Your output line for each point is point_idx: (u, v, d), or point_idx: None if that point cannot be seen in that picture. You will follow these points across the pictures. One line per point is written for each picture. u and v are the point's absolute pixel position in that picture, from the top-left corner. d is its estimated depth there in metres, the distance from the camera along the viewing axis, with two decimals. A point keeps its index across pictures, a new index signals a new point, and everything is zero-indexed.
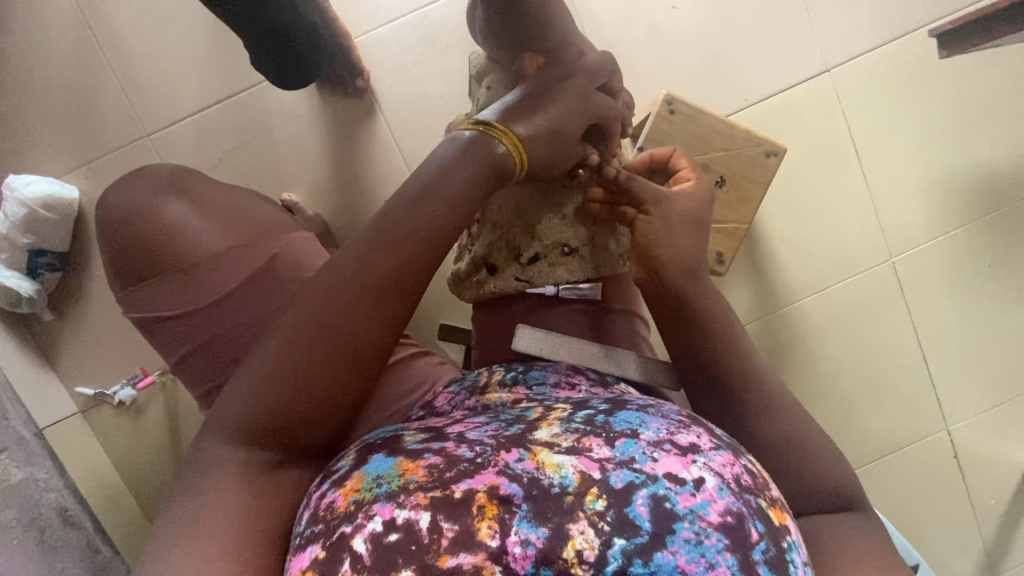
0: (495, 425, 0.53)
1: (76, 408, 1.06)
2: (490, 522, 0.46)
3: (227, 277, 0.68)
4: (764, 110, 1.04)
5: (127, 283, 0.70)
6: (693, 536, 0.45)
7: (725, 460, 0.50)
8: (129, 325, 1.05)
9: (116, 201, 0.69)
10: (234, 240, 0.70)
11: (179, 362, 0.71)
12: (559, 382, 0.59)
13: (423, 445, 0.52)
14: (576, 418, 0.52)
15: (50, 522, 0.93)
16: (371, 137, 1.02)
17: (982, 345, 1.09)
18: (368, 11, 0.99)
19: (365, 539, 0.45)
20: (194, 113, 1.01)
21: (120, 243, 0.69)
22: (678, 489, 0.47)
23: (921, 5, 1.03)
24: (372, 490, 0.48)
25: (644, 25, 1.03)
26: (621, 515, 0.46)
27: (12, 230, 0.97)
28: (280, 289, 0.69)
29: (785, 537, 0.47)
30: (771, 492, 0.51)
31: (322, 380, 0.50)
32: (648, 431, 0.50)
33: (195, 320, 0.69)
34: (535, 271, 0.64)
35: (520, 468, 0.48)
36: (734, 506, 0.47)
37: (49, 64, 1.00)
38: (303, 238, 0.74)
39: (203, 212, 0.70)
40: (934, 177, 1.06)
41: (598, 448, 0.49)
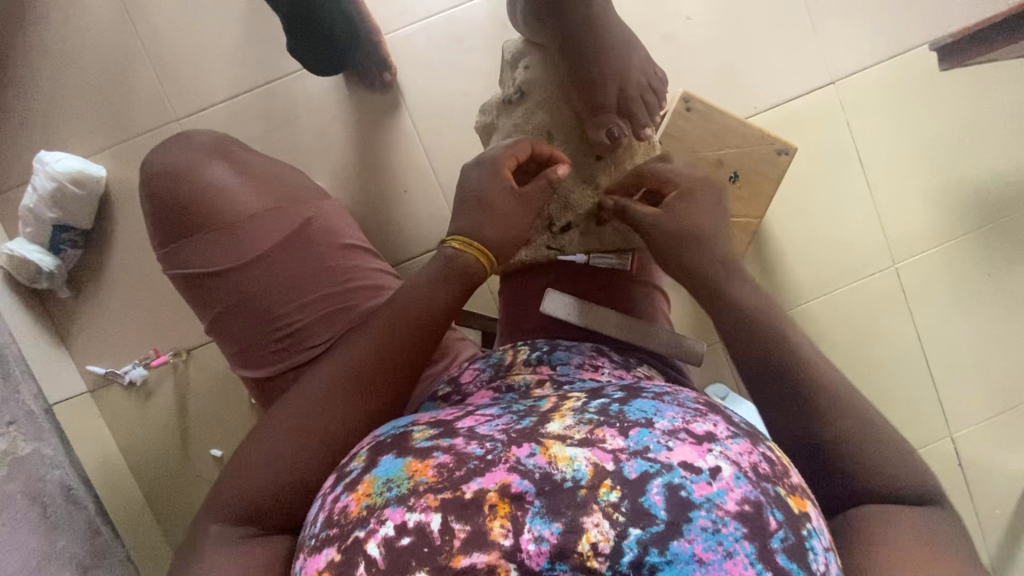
0: (507, 418, 0.48)
1: (86, 387, 1.05)
2: (502, 520, 0.41)
3: (264, 236, 0.75)
4: (772, 118, 1.09)
5: (168, 241, 0.75)
6: (711, 524, 0.40)
7: (741, 448, 0.44)
8: (145, 305, 1.06)
9: (162, 165, 0.76)
10: (271, 203, 0.77)
11: (212, 319, 0.76)
12: (582, 364, 0.57)
13: (432, 442, 0.46)
14: (589, 407, 0.47)
15: (54, 499, 0.91)
16: (394, 130, 1.05)
17: (983, 353, 1.11)
18: (398, 10, 1.04)
19: (379, 543, 0.41)
20: (225, 100, 1.04)
21: (166, 205, 0.75)
22: (693, 478, 0.41)
23: (920, 25, 1.09)
24: (383, 495, 0.44)
25: (661, 34, 1.08)
26: (635, 506, 0.40)
27: (39, 205, 0.99)
28: (315, 249, 0.77)
29: (806, 524, 0.42)
30: (792, 479, 0.45)
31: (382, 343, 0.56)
32: (663, 419, 0.45)
33: (231, 275, 0.74)
34: (567, 240, 0.68)
35: (531, 463, 0.43)
36: (752, 495, 0.41)
37: (87, 48, 1.03)
38: (333, 208, 0.83)
39: (242, 177, 0.77)
40: (934, 188, 1.10)
41: (610, 439, 0.44)
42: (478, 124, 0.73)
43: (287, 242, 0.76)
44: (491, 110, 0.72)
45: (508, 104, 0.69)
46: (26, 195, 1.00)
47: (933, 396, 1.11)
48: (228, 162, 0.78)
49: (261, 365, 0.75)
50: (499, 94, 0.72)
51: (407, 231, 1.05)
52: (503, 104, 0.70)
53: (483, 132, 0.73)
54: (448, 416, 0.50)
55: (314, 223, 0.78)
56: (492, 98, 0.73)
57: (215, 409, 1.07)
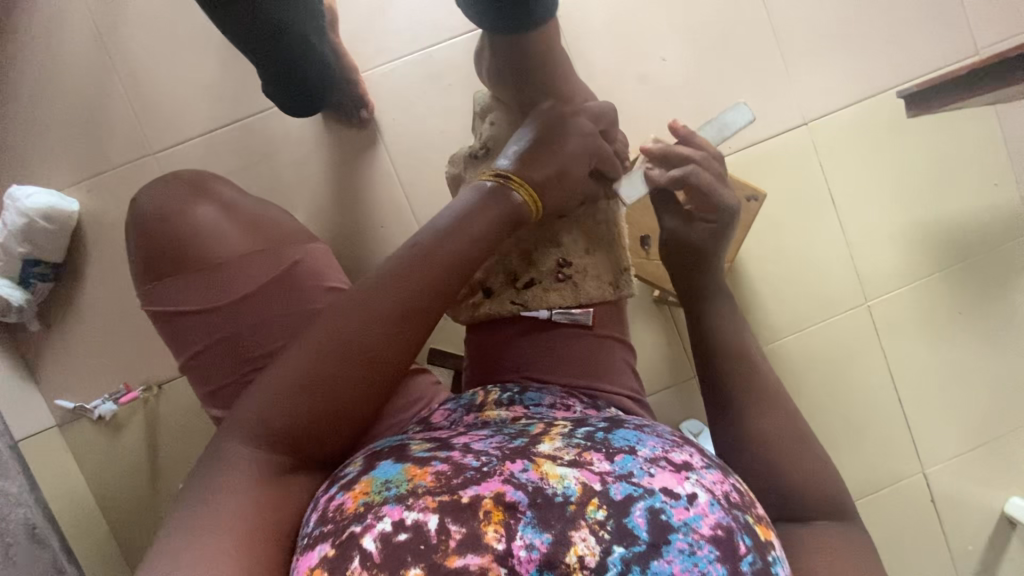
0: (499, 437, 0.54)
1: (55, 422, 1.04)
2: (496, 526, 0.47)
3: (248, 278, 0.71)
4: (746, 157, 1.11)
5: (153, 278, 0.72)
6: (687, 546, 0.47)
7: (715, 477, 0.52)
8: (116, 339, 1.05)
9: (148, 207, 0.73)
10: (260, 246, 0.73)
11: (192, 358, 0.72)
12: (554, 404, 0.60)
13: (431, 453, 0.53)
14: (577, 434, 0.54)
15: (15, 539, 0.89)
16: (371, 166, 1.06)
17: (954, 389, 1.12)
18: (376, 48, 1.05)
19: (375, 538, 0.46)
20: (201, 134, 1.04)
21: (151, 241, 0.72)
22: (672, 503, 0.48)
23: (892, 69, 1.11)
24: (381, 493, 0.49)
25: (636, 75, 1.10)
26: (619, 525, 0.47)
27: (10, 239, 0.98)
28: (301, 294, 0.72)
29: (771, 551, 0.49)
30: (756, 510, 0.53)
31: (343, 388, 0.52)
32: (644, 448, 0.52)
33: (213, 318, 0.71)
34: (530, 295, 0.68)
35: (525, 477, 0.49)
36: (725, 521, 0.49)
37: (63, 81, 1.03)
38: (322, 250, 0.78)
39: (234, 219, 0.74)
40: (905, 227, 1.12)
41: (598, 462, 0.51)
42: (447, 175, 0.76)
43: (272, 286, 0.72)
44: (458, 162, 0.75)
45: (475, 159, 0.72)
46: None
47: (907, 430, 1.12)
48: (217, 201, 0.75)
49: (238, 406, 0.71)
50: (467, 147, 0.75)
51: None
52: (470, 157, 0.73)
53: (451, 182, 0.76)
54: (443, 433, 0.57)
55: (303, 265, 0.74)
56: (461, 149, 0.76)
57: (185, 444, 1.06)
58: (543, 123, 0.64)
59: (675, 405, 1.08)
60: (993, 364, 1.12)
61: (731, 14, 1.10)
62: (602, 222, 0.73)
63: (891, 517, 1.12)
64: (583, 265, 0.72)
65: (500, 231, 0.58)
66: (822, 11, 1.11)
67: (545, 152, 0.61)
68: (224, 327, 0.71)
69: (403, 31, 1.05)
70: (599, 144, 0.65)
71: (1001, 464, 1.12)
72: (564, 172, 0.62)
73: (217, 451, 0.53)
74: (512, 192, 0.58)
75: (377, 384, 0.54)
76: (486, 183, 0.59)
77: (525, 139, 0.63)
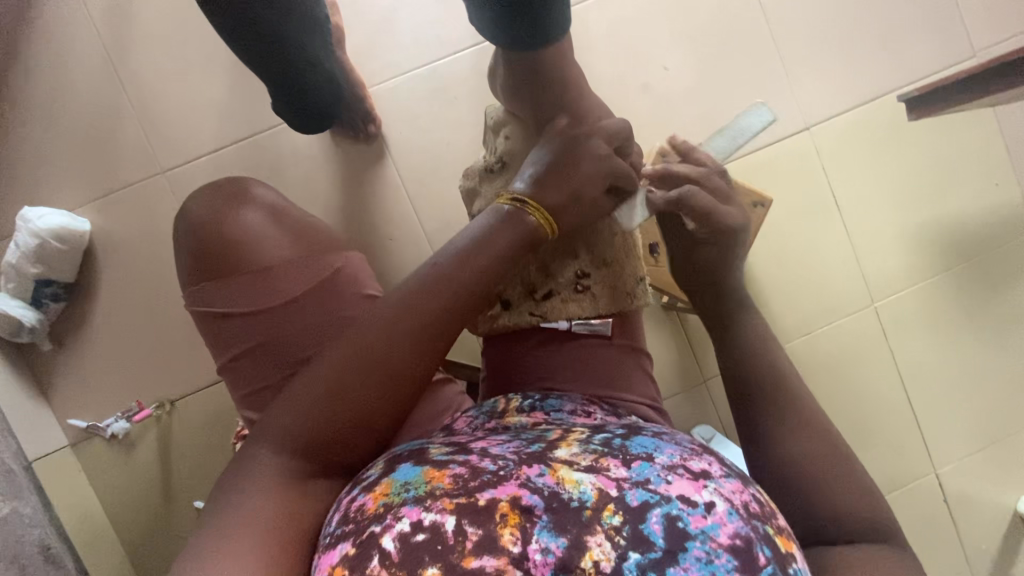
0: (517, 442, 0.55)
1: (67, 441, 1.04)
2: (512, 528, 0.47)
3: (293, 284, 0.71)
4: (751, 163, 1.12)
5: (198, 278, 0.71)
6: (704, 555, 0.46)
7: (734, 486, 0.51)
8: (128, 357, 1.05)
9: (195, 210, 0.72)
10: (304, 251, 0.73)
11: (232, 360, 0.72)
12: (575, 410, 0.61)
13: (449, 456, 0.53)
14: (594, 440, 0.54)
15: (32, 560, 0.90)
16: (380, 180, 1.07)
17: (962, 388, 1.13)
18: (382, 64, 1.06)
19: (393, 538, 0.47)
20: (210, 152, 1.05)
21: (199, 241, 0.71)
22: (689, 511, 0.48)
23: (891, 73, 1.12)
24: (400, 495, 0.49)
25: (639, 85, 1.11)
26: (635, 531, 0.47)
27: (22, 260, 0.99)
28: (342, 302, 0.72)
29: (793, 563, 0.48)
30: (779, 522, 0.52)
31: (374, 403, 0.53)
32: (662, 455, 0.53)
33: (257, 321, 0.70)
34: (549, 306, 0.68)
35: (541, 481, 0.50)
36: (743, 530, 0.48)
37: (73, 102, 1.04)
38: (358, 258, 0.78)
39: (279, 224, 0.73)
40: (910, 229, 1.13)
41: (615, 468, 0.51)
42: (461, 187, 0.76)
43: (315, 293, 0.71)
44: (473, 176, 0.75)
45: (490, 172, 0.72)
46: (10, 250, 0.99)
47: (916, 431, 1.12)
48: (261, 205, 0.73)
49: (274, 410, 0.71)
50: (481, 161, 0.75)
51: (393, 279, 1.06)
52: (486, 171, 0.73)
53: (466, 195, 0.76)
54: (461, 438, 0.57)
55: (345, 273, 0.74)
56: (475, 163, 0.76)
57: (199, 461, 1.06)
58: (558, 144, 0.64)
59: (685, 411, 1.08)
60: (1000, 362, 1.12)
61: (731, 23, 1.12)
62: (619, 231, 0.72)
63: (906, 519, 1.11)
64: (601, 275, 0.71)
65: (517, 253, 0.58)
66: (820, 17, 1.12)
67: (561, 173, 0.62)
68: (267, 330, 0.70)
69: (407, 47, 1.06)
70: (615, 164, 0.65)
71: (1011, 463, 1.12)
72: (580, 192, 0.62)
73: (241, 465, 0.53)
74: (528, 216, 0.59)
75: (404, 401, 0.54)
76: (503, 207, 0.59)
77: (539, 161, 0.63)
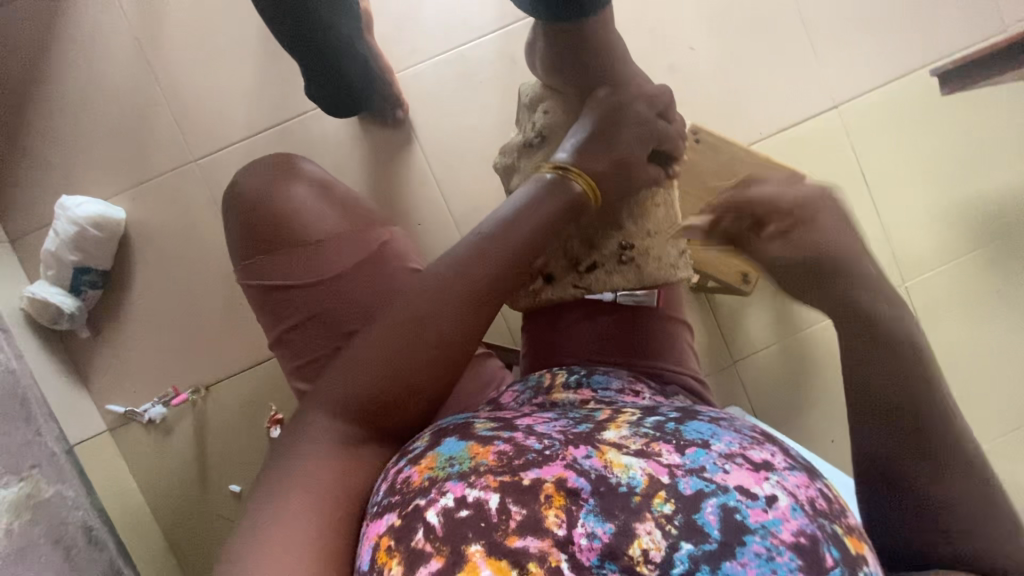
0: (563, 421, 0.53)
1: (105, 426, 1.06)
2: (557, 510, 0.46)
3: (340, 256, 0.71)
4: (780, 143, 1.11)
5: (251, 251, 0.72)
6: (764, 551, 0.43)
7: (799, 480, 0.48)
8: (163, 343, 1.07)
9: (247, 186, 0.73)
10: (354, 224, 0.74)
11: (282, 332, 0.73)
12: (623, 389, 0.60)
13: (494, 432, 0.52)
14: (646, 423, 0.51)
15: (75, 541, 0.89)
16: (408, 165, 1.07)
17: (995, 370, 1.09)
18: (409, 50, 1.07)
19: (438, 512, 0.46)
20: (240, 140, 1.07)
21: (251, 215, 0.72)
22: (749, 503, 0.45)
23: (920, 49, 1.11)
24: (445, 469, 0.49)
25: (665, 65, 1.11)
26: (688, 520, 0.45)
27: (61, 247, 1.01)
28: (387, 274, 0.72)
29: (864, 567, 0.44)
30: (850, 521, 0.48)
31: (427, 369, 0.54)
32: (719, 442, 0.49)
33: (306, 294, 0.71)
34: (593, 278, 0.69)
35: (588, 464, 0.48)
36: (808, 529, 0.45)
37: (107, 92, 1.06)
38: (402, 233, 0.79)
39: (327, 199, 0.74)
40: (940, 207, 1.11)
41: (666, 454, 0.48)
42: (499, 164, 0.76)
43: (362, 266, 0.72)
44: (510, 153, 0.75)
45: (529, 147, 0.72)
46: (49, 239, 1.02)
47: None
48: (308, 180, 0.75)
49: None
50: (518, 137, 0.75)
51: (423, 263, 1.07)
52: (524, 146, 0.73)
53: (503, 172, 0.76)
54: (506, 415, 0.56)
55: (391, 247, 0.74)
56: (510, 141, 0.76)
57: (233, 446, 1.07)
58: (602, 112, 0.64)
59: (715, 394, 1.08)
60: None
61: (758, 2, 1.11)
62: (661, 204, 0.71)
63: None
64: (645, 246, 0.71)
65: (562, 220, 0.59)
66: None
67: (605, 141, 0.62)
68: (314, 303, 0.71)
69: (434, 32, 1.06)
70: (656, 127, 0.66)
71: None
72: (623, 163, 0.63)
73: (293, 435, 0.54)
74: (571, 183, 0.59)
75: (455, 367, 0.55)
76: (547, 174, 0.60)
77: (583, 131, 0.63)
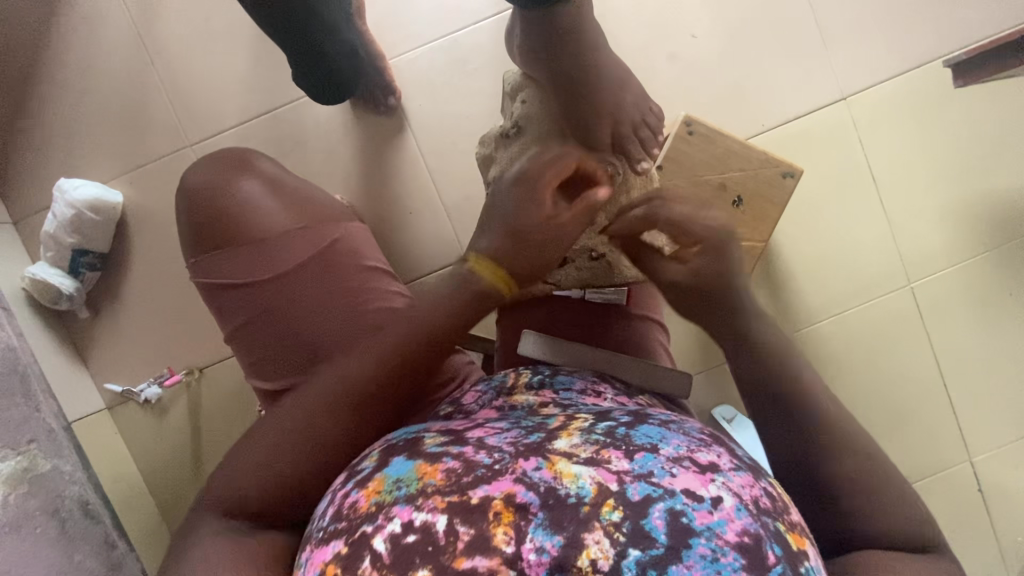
0: (515, 432, 0.52)
1: (104, 404, 1.09)
2: (506, 527, 0.44)
3: (291, 254, 0.73)
4: (783, 136, 1.07)
5: (200, 250, 0.73)
6: (709, 552, 0.42)
7: (744, 481, 0.47)
8: (159, 326, 1.09)
9: (195, 182, 0.74)
10: (304, 221, 0.75)
11: (234, 331, 0.73)
12: (585, 389, 0.59)
13: (443, 449, 0.50)
14: (597, 429, 0.50)
15: (71, 514, 0.91)
16: (399, 153, 1.07)
17: (1000, 375, 1.07)
18: (403, 36, 1.05)
19: (385, 538, 0.45)
20: (234, 126, 1.07)
21: (199, 214, 0.73)
22: (694, 506, 0.44)
23: (937, 39, 1.06)
24: (392, 493, 0.47)
25: (665, 53, 1.07)
26: (637, 528, 0.43)
27: (60, 229, 1.03)
28: (339, 270, 0.74)
29: (804, 561, 0.43)
30: (792, 517, 0.47)
31: (373, 384, 0.57)
32: (668, 446, 0.48)
33: (256, 291, 0.71)
34: (562, 275, 0.69)
35: (537, 476, 0.46)
36: (752, 527, 0.43)
37: (105, 77, 1.07)
38: (359, 229, 0.80)
39: (277, 195, 0.75)
40: (951, 205, 1.07)
41: (616, 461, 0.47)
42: (479, 154, 0.75)
43: (313, 263, 0.73)
44: (490, 142, 0.73)
45: (507, 138, 0.68)
46: (48, 221, 1.04)
47: (950, 415, 1.07)
48: (259, 175, 0.76)
49: (276, 379, 0.72)
50: (499, 126, 0.73)
51: (412, 252, 1.06)
52: (502, 137, 0.70)
53: (483, 161, 0.74)
54: (459, 426, 0.54)
55: (342, 242, 0.75)
56: (493, 128, 0.74)
57: (226, 427, 1.09)
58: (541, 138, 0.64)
59: (705, 390, 1.06)
60: None
61: None
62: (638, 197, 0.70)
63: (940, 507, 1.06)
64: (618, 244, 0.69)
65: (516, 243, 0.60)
66: None
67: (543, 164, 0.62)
68: (265, 301, 0.71)
69: (428, 18, 1.05)
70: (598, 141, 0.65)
71: None
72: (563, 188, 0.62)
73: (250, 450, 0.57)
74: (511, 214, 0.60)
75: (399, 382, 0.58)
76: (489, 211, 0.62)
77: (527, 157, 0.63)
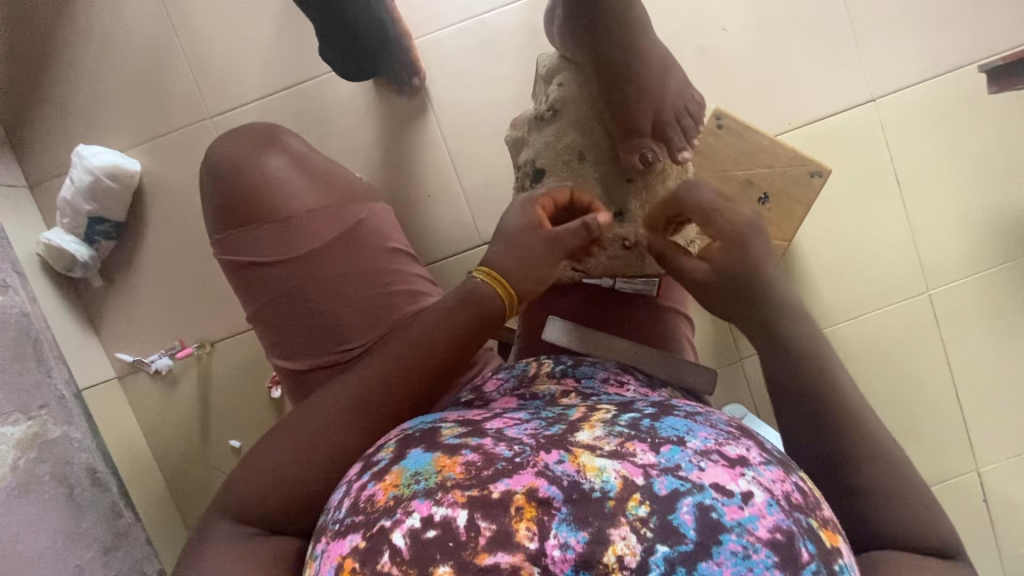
0: (536, 423, 0.50)
1: (114, 373, 1.09)
2: (528, 523, 0.42)
3: (316, 232, 0.72)
4: (810, 135, 1.06)
5: (224, 226, 0.72)
6: (740, 549, 0.41)
7: (775, 475, 0.46)
8: (172, 298, 1.09)
9: (220, 155, 0.73)
10: (329, 200, 0.74)
11: (256, 309, 0.73)
12: (608, 378, 0.59)
13: (461, 440, 0.49)
14: (620, 421, 0.49)
15: (80, 481, 0.92)
16: (421, 134, 1.06)
17: (1013, 386, 1.06)
18: (430, 15, 1.04)
19: (404, 534, 0.43)
20: (256, 99, 1.06)
21: (224, 189, 0.72)
22: (724, 501, 0.43)
23: (971, 44, 1.04)
24: (410, 486, 0.45)
25: (695, 46, 1.06)
26: (664, 523, 0.42)
27: (76, 195, 1.02)
28: (365, 251, 0.73)
29: (838, 559, 0.43)
30: (823, 512, 0.46)
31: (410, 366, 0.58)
32: (694, 439, 0.47)
33: (279, 270, 0.71)
34: (592, 263, 0.68)
35: (560, 470, 0.45)
36: (785, 524, 0.42)
37: (127, 44, 1.06)
38: (383, 211, 0.80)
39: (302, 172, 0.74)
40: (974, 213, 1.06)
41: (641, 453, 0.45)
42: (510, 137, 0.74)
43: (339, 243, 0.72)
44: (522, 125, 0.73)
45: (540, 121, 0.70)
46: (65, 187, 1.03)
47: (960, 424, 1.07)
48: (284, 150, 0.75)
49: (297, 358, 0.72)
50: (532, 109, 0.73)
51: (429, 235, 1.05)
52: (535, 120, 0.71)
53: (513, 145, 0.75)
54: (476, 417, 0.53)
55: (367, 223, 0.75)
56: (525, 112, 0.74)
57: (235, 401, 1.09)
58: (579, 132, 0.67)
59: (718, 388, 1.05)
60: None
61: None
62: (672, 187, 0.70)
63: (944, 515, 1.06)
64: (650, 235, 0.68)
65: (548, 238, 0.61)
66: None
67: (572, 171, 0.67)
68: (289, 281, 0.71)
69: None
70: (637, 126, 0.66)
71: None
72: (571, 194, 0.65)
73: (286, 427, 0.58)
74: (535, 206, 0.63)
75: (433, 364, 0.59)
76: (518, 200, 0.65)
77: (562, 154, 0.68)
